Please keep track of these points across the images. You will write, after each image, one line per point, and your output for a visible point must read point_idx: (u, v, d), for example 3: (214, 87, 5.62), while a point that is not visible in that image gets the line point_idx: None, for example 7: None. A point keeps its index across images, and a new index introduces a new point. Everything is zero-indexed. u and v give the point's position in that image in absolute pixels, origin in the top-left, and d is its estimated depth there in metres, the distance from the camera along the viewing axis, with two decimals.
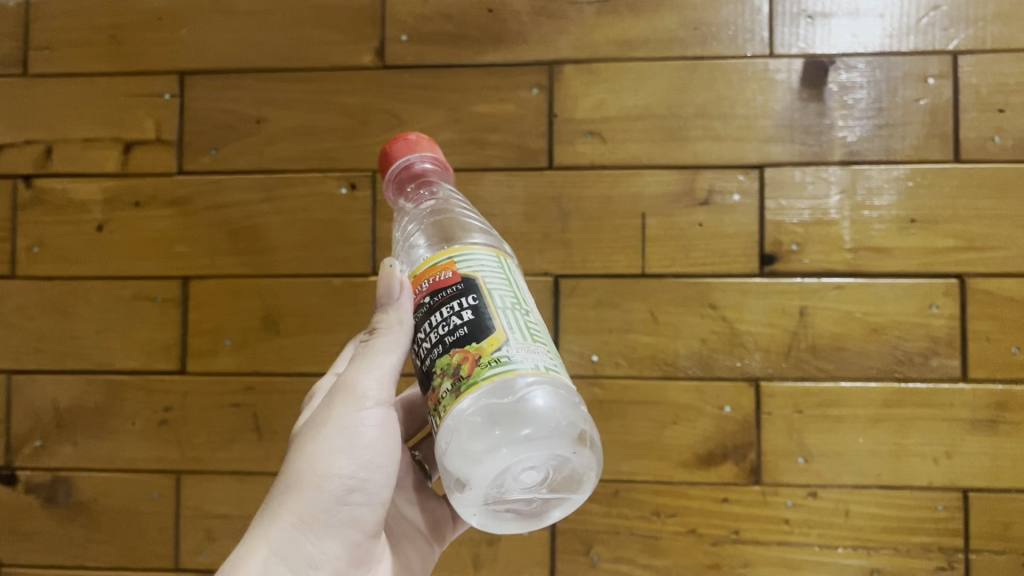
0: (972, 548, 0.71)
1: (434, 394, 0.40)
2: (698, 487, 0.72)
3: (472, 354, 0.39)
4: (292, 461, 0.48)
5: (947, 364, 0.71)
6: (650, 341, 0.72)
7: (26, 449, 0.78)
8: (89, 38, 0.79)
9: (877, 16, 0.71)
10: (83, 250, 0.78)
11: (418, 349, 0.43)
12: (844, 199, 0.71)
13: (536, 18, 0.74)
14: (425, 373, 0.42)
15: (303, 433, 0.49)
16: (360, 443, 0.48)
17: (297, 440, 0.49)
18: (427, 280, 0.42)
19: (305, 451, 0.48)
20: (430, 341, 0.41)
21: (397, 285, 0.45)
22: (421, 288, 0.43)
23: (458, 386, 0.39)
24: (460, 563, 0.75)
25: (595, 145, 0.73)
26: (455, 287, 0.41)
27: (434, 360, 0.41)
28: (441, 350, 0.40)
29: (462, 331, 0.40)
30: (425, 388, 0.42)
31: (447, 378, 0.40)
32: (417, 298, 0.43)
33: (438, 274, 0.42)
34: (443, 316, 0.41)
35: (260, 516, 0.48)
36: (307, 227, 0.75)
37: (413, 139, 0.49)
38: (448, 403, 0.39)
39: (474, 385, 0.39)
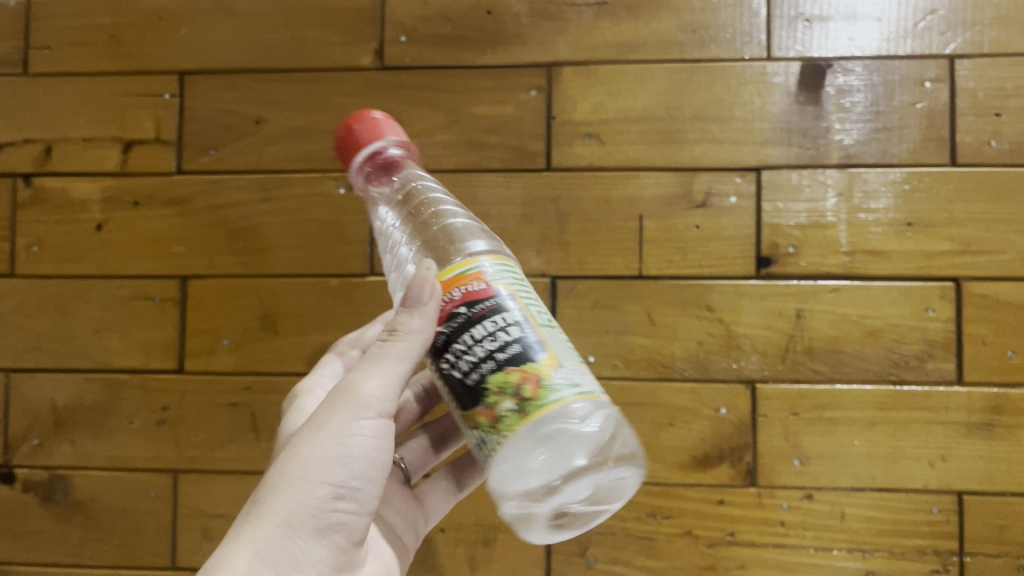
0: (966, 551, 0.71)
1: (492, 414, 0.40)
2: (694, 488, 0.73)
3: (532, 374, 0.39)
4: (285, 462, 0.48)
5: (943, 367, 0.71)
6: (647, 343, 0.73)
7: (24, 448, 0.78)
8: (89, 38, 0.79)
9: (874, 20, 0.72)
10: (81, 249, 0.78)
11: (456, 363, 0.41)
12: (841, 202, 0.72)
13: (535, 20, 0.75)
14: (472, 389, 0.41)
15: (298, 435, 0.49)
16: (356, 452, 0.48)
17: (292, 440, 0.49)
18: (458, 289, 0.42)
19: (300, 453, 0.48)
20: (474, 355, 0.41)
21: (427, 290, 0.43)
22: (452, 297, 0.42)
23: (523, 406, 0.39)
24: (456, 563, 0.75)
25: (594, 147, 0.74)
26: (494, 299, 0.41)
27: (485, 376, 0.40)
28: (492, 367, 0.40)
29: (514, 347, 0.40)
30: (472, 406, 0.41)
31: (508, 398, 0.39)
32: (447, 310, 0.42)
33: (470, 283, 0.42)
34: (488, 329, 0.40)
35: (246, 516, 0.47)
36: (306, 228, 0.75)
37: (368, 123, 0.48)
38: (512, 422, 0.39)
39: (542, 406, 0.39)
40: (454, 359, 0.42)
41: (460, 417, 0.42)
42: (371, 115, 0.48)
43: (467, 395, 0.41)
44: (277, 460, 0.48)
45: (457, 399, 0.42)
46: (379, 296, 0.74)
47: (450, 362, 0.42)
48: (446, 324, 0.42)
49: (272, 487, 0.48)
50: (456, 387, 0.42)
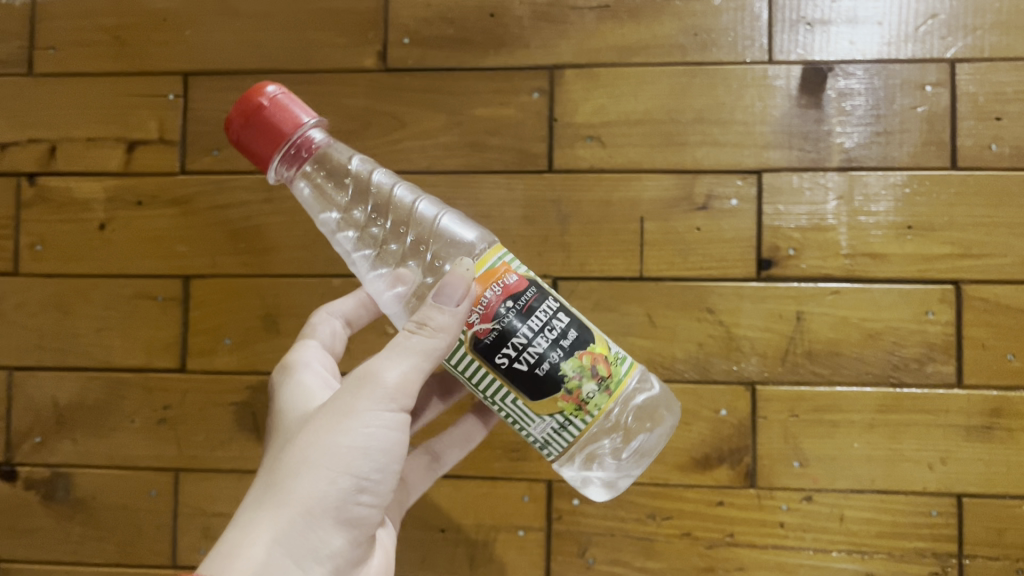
0: (966, 554, 0.71)
1: (576, 396, 0.48)
2: (694, 490, 0.73)
3: (598, 354, 0.48)
4: (307, 448, 0.48)
5: (942, 369, 0.71)
6: (648, 345, 0.73)
7: (26, 445, 0.79)
8: (94, 39, 0.80)
9: (875, 24, 0.72)
10: (84, 248, 0.78)
11: (522, 357, 0.47)
12: (841, 205, 0.72)
13: (537, 23, 0.75)
14: (544, 377, 0.47)
15: (320, 420, 0.49)
16: (379, 447, 0.49)
17: (314, 425, 0.49)
18: (496, 285, 0.47)
19: (325, 441, 0.48)
20: (539, 345, 0.47)
21: (462, 293, 0.46)
22: (491, 294, 0.47)
23: (603, 383, 0.48)
24: (455, 563, 0.75)
25: (595, 149, 0.74)
26: (531, 289, 0.48)
27: (559, 363, 0.47)
28: (563, 355, 0.47)
29: (576, 334, 0.48)
30: (553, 394, 0.47)
31: (589, 380, 0.48)
32: (491, 309, 0.47)
33: (503, 278, 0.47)
34: (542, 319, 0.47)
35: (267, 502, 0.48)
36: (308, 227, 0.76)
37: (281, 107, 0.49)
38: (599, 399, 0.48)
39: (617, 379, 0.49)
40: (514, 354, 0.47)
41: (526, 405, 0.48)
42: (263, 91, 0.49)
43: (537, 384, 0.47)
44: (298, 446, 0.48)
45: (524, 389, 0.47)
46: None
47: (509, 357, 0.47)
48: (493, 322, 0.47)
49: (294, 472, 0.48)
50: (520, 379, 0.47)
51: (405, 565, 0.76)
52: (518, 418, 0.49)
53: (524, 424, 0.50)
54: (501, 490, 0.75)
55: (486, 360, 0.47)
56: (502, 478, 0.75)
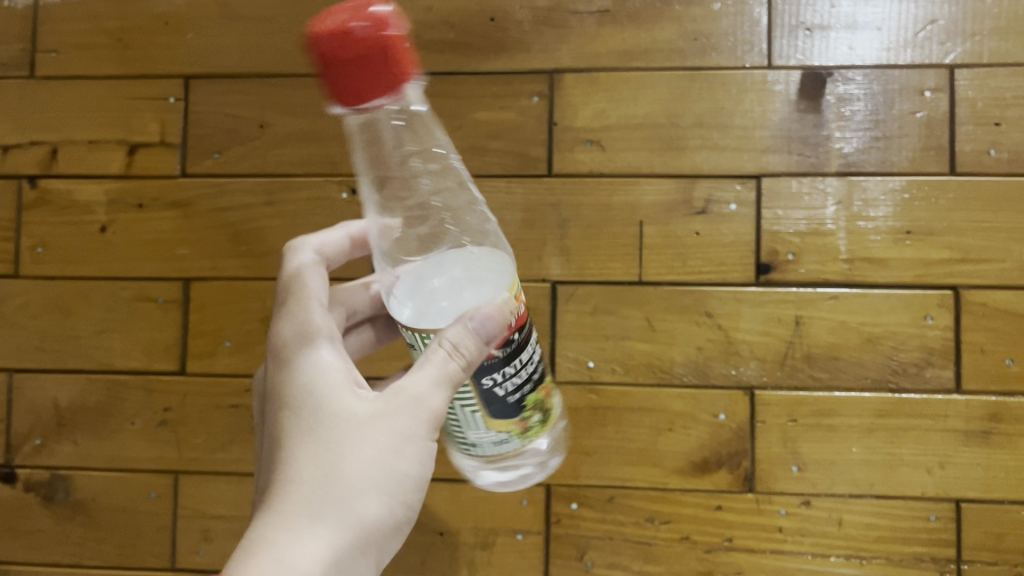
0: (964, 559, 0.71)
1: (524, 422, 0.49)
2: (693, 494, 0.73)
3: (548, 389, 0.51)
4: (364, 468, 0.45)
5: (941, 374, 0.71)
6: (647, 348, 0.73)
7: (26, 448, 0.79)
8: (96, 42, 0.80)
9: (874, 29, 0.72)
10: (85, 250, 0.79)
11: (502, 379, 0.46)
12: (840, 210, 0.72)
13: (537, 27, 0.75)
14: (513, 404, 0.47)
15: (375, 437, 0.46)
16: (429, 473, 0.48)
17: (369, 441, 0.46)
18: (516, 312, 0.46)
19: (382, 462, 0.46)
20: (520, 376, 0.47)
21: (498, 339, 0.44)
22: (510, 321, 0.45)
23: (546, 413, 0.51)
24: (454, 566, 0.75)
25: (595, 153, 0.74)
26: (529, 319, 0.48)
27: (527, 394, 0.48)
28: (533, 387, 0.48)
29: (542, 369, 0.49)
30: (510, 419, 0.48)
31: (539, 413, 0.50)
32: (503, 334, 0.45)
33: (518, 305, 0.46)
34: (530, 350, 0.48)
35: (318, 519, 0.45)
36: (308, 230, 0.76)
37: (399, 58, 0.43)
38: (536, 430, 0.50)
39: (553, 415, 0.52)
40: (499, 378, 0.46)
41: (480, 418, 0.48)
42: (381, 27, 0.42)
43: (506, 407, 0.47)
44: (352, 463, 0.45)
45: (491, 408, 0.47)
46: None
47: (493, 381, 0.46)
48: (499, 348, 0.45)
49: (347, 493, 0.45)
50: (490, 396, 0.47)
51: (404, 567, 0.76)
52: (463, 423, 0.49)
53: (465, 429, 0.49)
54: (500, 493, 0.75)
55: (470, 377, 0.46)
56: None
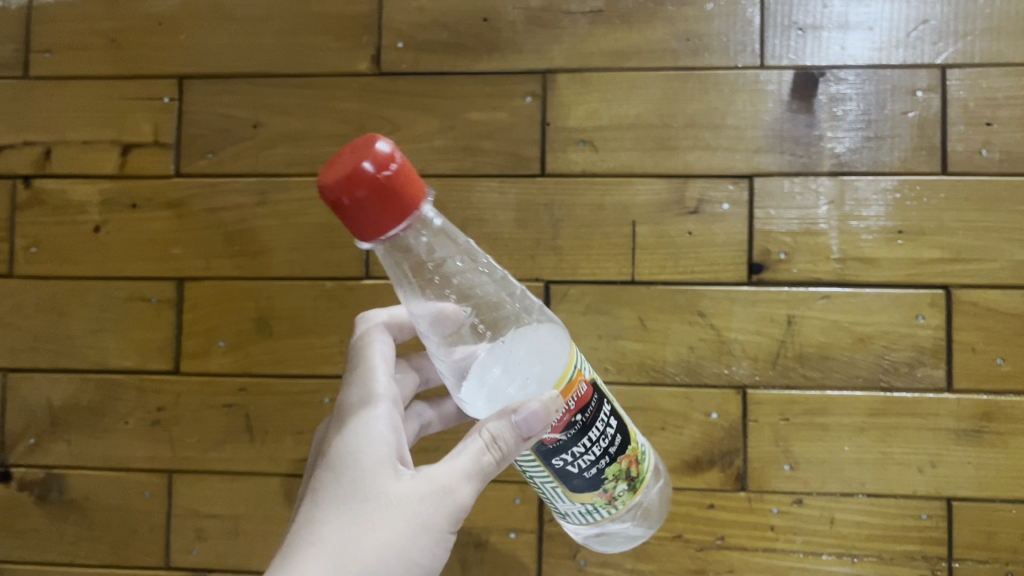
0: (955, 557, 0.71)
1: (607, 493, 0.49)
2: (685, 493, 0.73)
3: (631, 455, 0.49)
4: (381, 550, 0.46)
5: (933, 374, 0.71)
6: (639, 348, 0.73)
7: (21, 447, 0.79)
8: (89, 42, 0.80)
9: (866, 29, 0.72)
10: (79, 250, 0.79)
11: (579, 463, 0.47)
12: (832, 209, 0.72)
13: (530, 27, 0.75)
14: (589, 478, 0.48)
15: (401, 524, 0.47)
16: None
17: (394, 524, 0.46)
18: (571, 399, 0.45)
19: (399, 546, 0.46)
20: (592, 453, 0.47)
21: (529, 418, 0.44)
22: (568, 408, 0.45)
23: (631, 483, 0.50)
24: (448, 566, 0.75)
25: (587, 153, 0.74)
26: (592, 397, 0.47)
27: (604, 469, 0.48)
28: (610, 460, 0.48)
29: (620, 437, 0.48)
30: (590, 491, 0.48)
31: (622, 481, 0.49)
32: (563, 421, 0.45)
33: (576, 390, 0.45)
34: (600, 429, 0.47)
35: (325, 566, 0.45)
36: (301, 231, 0.76)
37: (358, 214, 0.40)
38: (624, 497, 0.49)
39: (643, 476, 0.50)
40: (569, 458, 0.47)
41: (563, 492, 0.49)
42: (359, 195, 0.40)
43: (583, 482, 0.48)
44: (375, 544, 0.46)
45: (569, 483, 0.48)
46: (375, 300, 0.75)
47: (564, 461, 0.47)
48: (563, 432, 0.46)
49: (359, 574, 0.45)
50: (573, 477, 0.48)
51: None
52: (550, 496, 0.50)
53: (555, 501, 0.50)
54: (494, 492, 0.75)
55: (542, 458, 0.47)
56: (494, 481, 0.75)
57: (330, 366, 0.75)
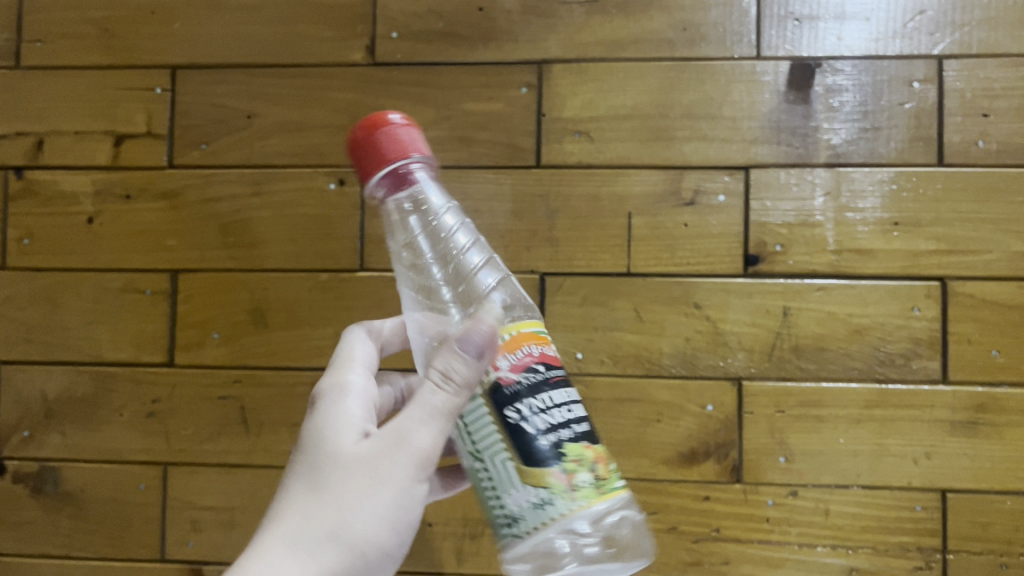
0: (949, 548, 0.71)
1: (567, 478, 0.40)
2: (681, 484, 0.73)
3: (602, 454, 0.42)
4: (345, 512, 0.46)
5: (928, 365, 0.71)
6: (636, 340, 0.73)
7: (14, 439, 0.79)
8: (82, 31, 0.79)
9: (863, 19, 0.72)
10: (72, 241, 0.78)
11: (534, 421, 0.40)
12: (828, 201, 0.72)
13: (526, 17, 0.75)
14: (543, 448, 0.40)
15: (360, 484, 0.46)
16: (404, 536, 0.48)
17: (351, 486, 0.46)
18: (536, 346, 0.42)
19: (363, 505, 0.46)
20: (551, 417, 0.40)
21: (476, 335, 0.41)
22: (528, 350, 0.41)
23: (598, 481, 0.41)
24: (443, 558, 0.75)
25: (583, 144, 0.74)
26: (564, 367, 0.42)
27: (563, 444, 0.40)
28: (572, 436, 0.41)
29: (588, 425, 0.42)
30: (543, 469, 0.40)
31: (587, 469, 0.41)
32: (523, 361, 0.41)
33: (546, 346, 0.42)
34: (564, 397, 0.41)
35: (291, 538, 0.46)
36: (296, 222, 0.76)
37: (363, 165, 0.44)
38: (585, 494, 0.40)
39: (612, 486, 0.42)
40: (526, 413, 0.40)
41: (514, 469, 0.40)
42: (367, 149, 0.43)
43: (538, 452, 0.40)
44: (338, 508, 0.46)
45: (520, 449, 0.40)
46: (369, 291, 0.75)
47: (520, 414, 0.40)
48: (520, 373, 0.41)
49: (324, 539, 0.45)
50: (524, 441, 0.40)
51: None
52: (498, 483, 0.41)
53: (501, 492, 0.41)
54: None
55: (494, 409, 0.41)
56: None
57: (325, 358, 0.75)
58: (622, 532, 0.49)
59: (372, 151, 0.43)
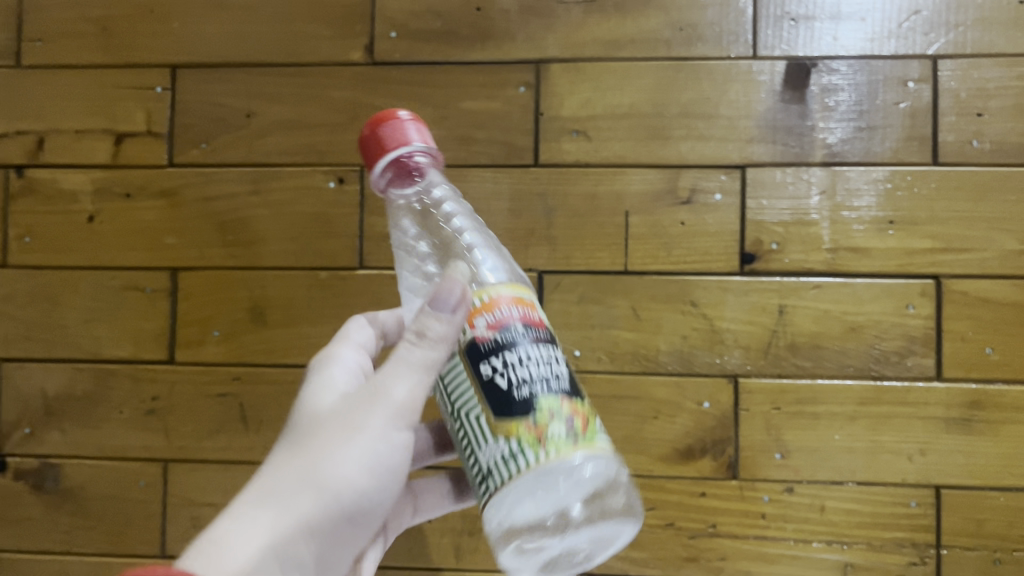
0: (944, 544, 0.72)
1: (538, 428, 0.38)
2: (678, 481, 0.74)
3: (581, 410, 0.40)
4: (317, 461, 0.45)
5: (923, 362, 0.72)
6: (633, 337, 0.74)
7: (15, 436, 0.79)
8: (82, 30, 0.80)
9: (858, 19, 0.73)
10: (72, 239, 0.79)
11: (507, 374, 0.39)
12: (824, 200, 0.72)
13: (523, 16, 0.75)
14: (516, 399, 0.39)
15: (332, 435, 0.45)
16: (383, 490, 0.46)
17: (324, 436, 0.45)
18: (519, 307, 0.41)
19: (335, 455, 0.45)
20: (527, 371, 0.39)
21: (454, 295, 0.41)
22: (507, 310, 0.40)
23: (573, 434, 0.39)
24: (442, 554, 0.76)
25: (581, 143, 0.74)
26: (547, 330, 0.41)
27: (538, 397, 0.39)
28: (549, 390, 0.39)
29: (569, 383, 0.40)
30: (514, 420, 0.39)
31: (561, 421, 0.39)
32: (500, 318, 0.40)
33: (529, 309, 0.41)
34: (543, 355, 0.40)
35: (265, 494, 0.45)
36: (295, 220, 0.76)
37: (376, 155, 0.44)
38: (558, 445, 0.38)
39: (591, 440, 0.39)
40: (500, 366, 0.39)
41: (487, 423, 0.39)
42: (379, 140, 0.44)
43: (510, 404, 0.39)
44: (310, 459, 0.45)
45: (492, 402, 0.39)
46: (368, 289, 0.75)
47: (493, 368, 0.39)
48: (495, 331, 0.40)
49: (296, 490, 0.44)
50: (497, 394, 0.39)
51: (393, 554, 0.76)
52: (472, 439, 0.40)
53: (474, 447, 0.40)
54: None
55: (469, 364, 0.41)
56: None
57: None
58: (611, 500, 0.47)
59: (386, 142, 0.44)
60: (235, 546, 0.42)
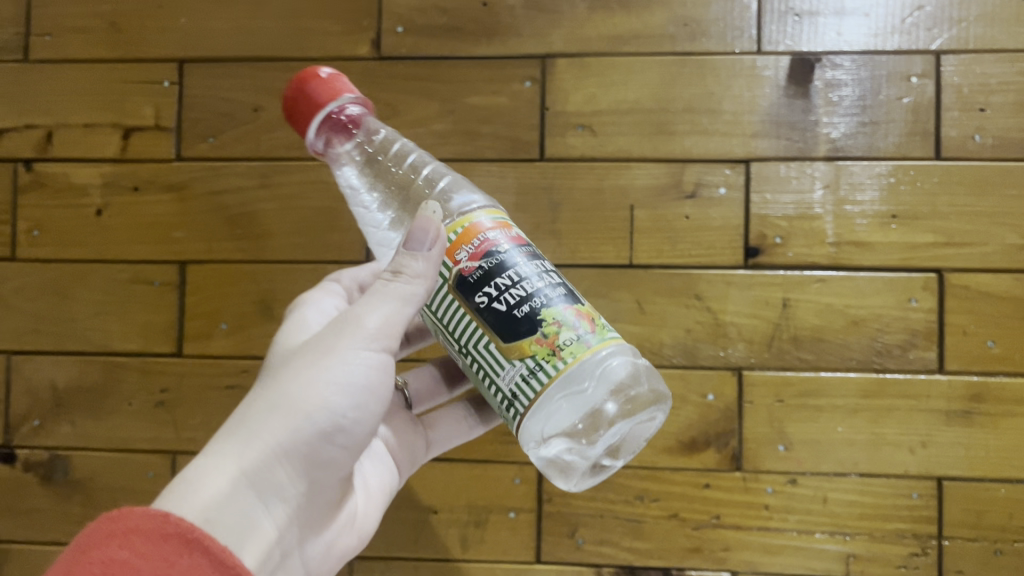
0: (945, 535, 0.73)
1: (550, 340, 0.42)
2: (682, 472, 0.75)
3: (585, 313, 0.43)
4: (290, 386, 0.46)
5: (925, 355, 0.73)
6: (638, 331, 0.74)
7: (25, 428, 0.80)
8: (90, 25, 0.80)
9: (862, 15, 0.73)
10: (81, 233, 0.79)
11: (506, 297, 0.42)
12: (827, 194, 0.73)
13: (529, 12, 0.76)
14: (518, 319, 0.42)
15: (306, 361, 0.46)
16: (359, 412, 0.47)
17: (297, 364, 0.47)
18: (500, 232, 0.44)
19: (308, 378, 0.46)
20: (521, 289, 0.42)
21: (427, 233, 0.43)
22: (486, 237, 0.43)
23: (584, 336, 0.42)
24: (448, 543, 0.77)
25: (586, 138, 0.75)
26: (529, 247, 0.44)
27: (540, 311, 0.42)
28: (548, 301, 0.42)
29: (565, 290, 0.44)
30: (525, 338, 0.42)
31: (569, 327, 0.42)
32: (482, 247, 0.43)
33: (506, 230, 0.44)
34: (534, 270, 0.43)
35: (239, 423, 0.45)
36: (303, 214, 0.77)
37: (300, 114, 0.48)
38: (574, 350, 0.41)
39: (602, 338, 0.43)
40: (495, 293, 0.42)
41: (496, 349, 0.42)
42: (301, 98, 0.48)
43: (513, 325, 0.42)
44: (283, 385, 0.46)
45: (497, 329, 0.42)
46: None
47: (489, 297, 0.42)
48: (480, 261, 0.43)
49: (268, 412, 0.45)
50: (499, 320, 0.42)
51: (400, 543, 0.77)
52: (487, 368, 0.43)
53: (492, 375, 0.43)
54: (493, 471, 0.76)
55: (463, 299, 0.43)
56: (493, 461, 0.76)
57: None
58: (638, 390, 0.48)
59: (309, 100, 0.48)
60: (209, 469, 0.43)
